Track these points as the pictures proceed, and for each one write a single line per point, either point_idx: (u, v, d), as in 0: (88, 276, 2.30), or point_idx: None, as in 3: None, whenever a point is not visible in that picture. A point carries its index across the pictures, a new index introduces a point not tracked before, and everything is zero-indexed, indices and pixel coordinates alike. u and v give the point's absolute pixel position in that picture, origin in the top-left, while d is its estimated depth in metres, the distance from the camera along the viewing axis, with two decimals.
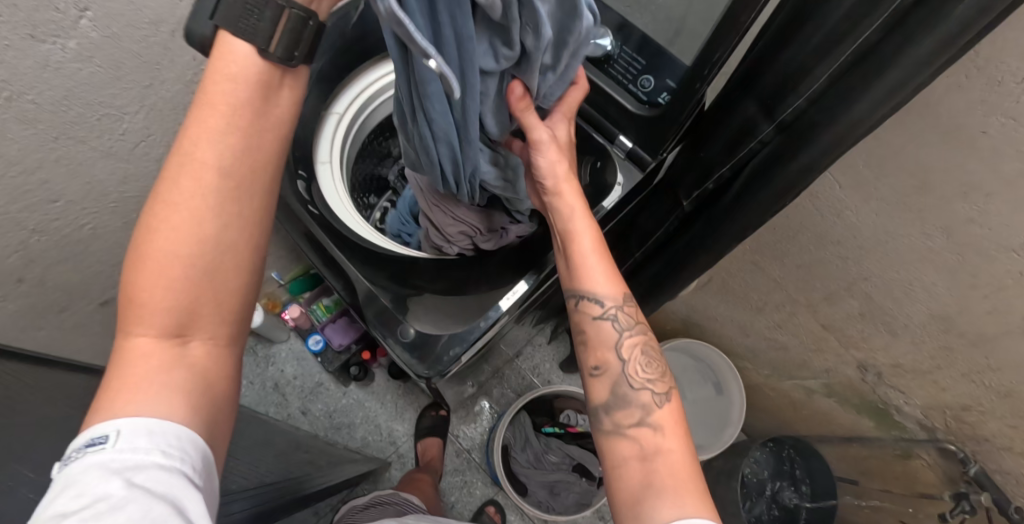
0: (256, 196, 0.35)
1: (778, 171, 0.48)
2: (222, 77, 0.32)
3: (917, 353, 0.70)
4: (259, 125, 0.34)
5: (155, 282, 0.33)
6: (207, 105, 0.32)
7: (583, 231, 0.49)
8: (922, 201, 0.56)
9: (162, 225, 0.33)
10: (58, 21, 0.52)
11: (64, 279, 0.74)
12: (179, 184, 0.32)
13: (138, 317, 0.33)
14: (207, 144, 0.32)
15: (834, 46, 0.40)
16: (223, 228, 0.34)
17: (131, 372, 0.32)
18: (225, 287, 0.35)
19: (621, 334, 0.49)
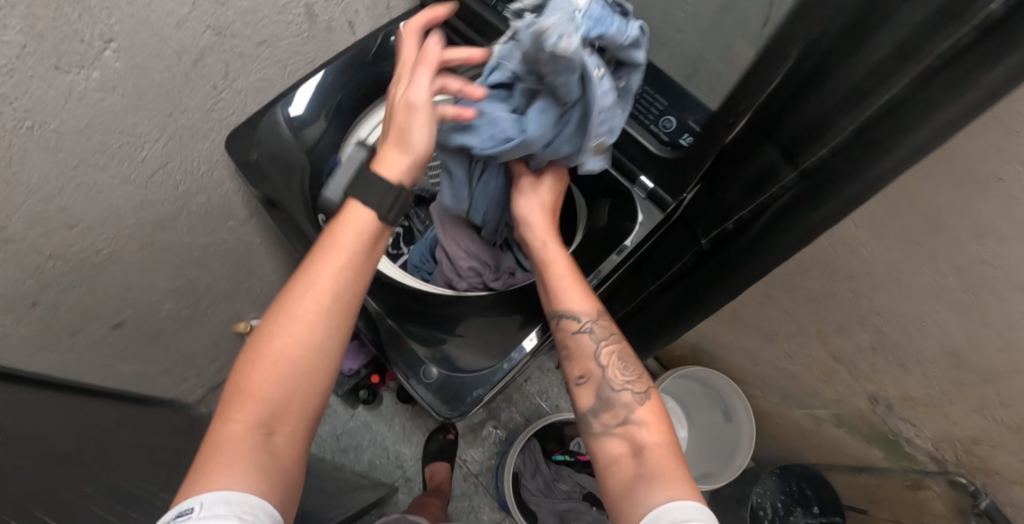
0: (349, 316, 0.46)
1: (797, 219, 0.50)
2: (346, 232, 0.46)
3: (928, 386, 0.71)
4: (363, 265, 0.47)
5: (262, 377, 0.41)
6: (331, 247, 0.46)
7: (557, 258, 0.56)
8: (936, 240, 0.57)
9: (283, 331, 0.43)
10: (83, 52, 0.53)
11: (78, 302, 0.73)
12: (299, 299, 0.44)
13: (240, 406, 0.40)
14: (329, 276, 0.45)
15: (863, 97, 0.41)
16: (324, 337, 0.44)
17: (226, 450, 0.38)
18: (311, 387, 0.43)
19: (599, 344, 0.53)
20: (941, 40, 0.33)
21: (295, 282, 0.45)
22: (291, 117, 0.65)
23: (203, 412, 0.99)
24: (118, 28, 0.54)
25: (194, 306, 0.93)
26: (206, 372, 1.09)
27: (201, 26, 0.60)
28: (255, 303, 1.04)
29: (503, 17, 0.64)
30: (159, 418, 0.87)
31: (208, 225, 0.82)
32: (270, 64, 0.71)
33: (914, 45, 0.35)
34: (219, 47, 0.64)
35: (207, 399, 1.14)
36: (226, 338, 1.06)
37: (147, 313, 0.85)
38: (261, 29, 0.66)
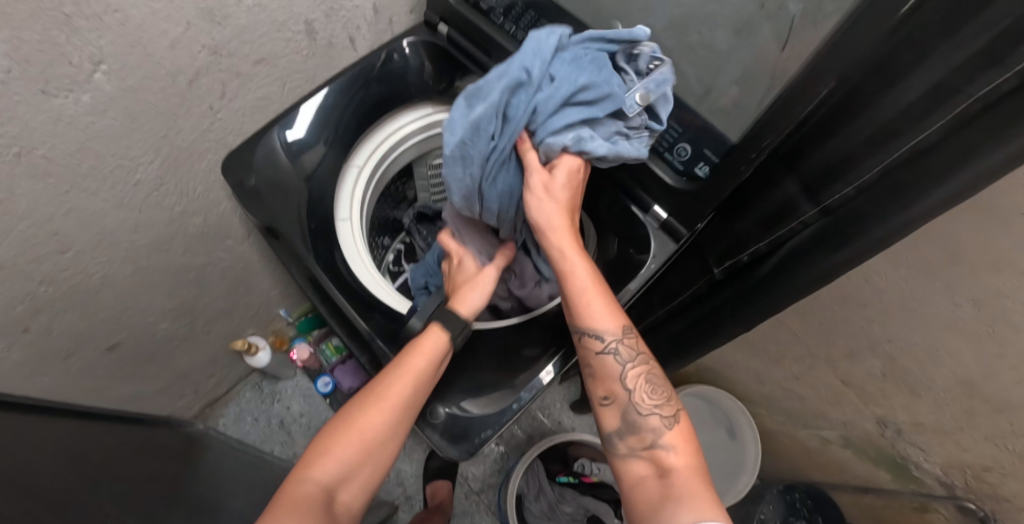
0: (416, 409, 0.54)
1: (818, 257, 0.48)
2: (429, 341, 0.54)
3: (939, 413, 0.70)
4: (435, 368, 0.54)
5: (339, 447, 0.50)
6: (416, 351, 0.54)
7: (578, 267, 0.50)
8: (953, 272, 0.56)
9: (365, 410, 0.51)
10: (72, 75, 0.50)
11: (71, 326, 0.71)
12: (382, 386, 0.52)
13: (319, 465, 0.49)
14: (409, 376, 0.53)
15: (891, 137, 0.41)
16: (392, 427, 0.52)
17: (296, 501, 0.46)
18: (370, 461, 0.51)
19: (625, 366, 0.49)
20: (983, 82, 0.33)
21: (383, 372, 0.53)
22: (288, 141, 0.63)
23: (201, 430, 0.98)
24: (109, 50, 0.52)
25: (191, 325, 0.91)
26: (204, 388, 1.07)
27: (197, 46, 0.58)
28: (254, 319, 1.03)
29: (510, 36, 0.63)
30: (157, 438, 0.86)
31: (205, 245, 0.80)
32: (269, 82, 0.69)
33: (953, 85, 0.35)
34: (215, 66, 0.62)
35: (204, 414, 1.12)
36: (224, 354, 1.04)
37: (143, 334, 0.83)
38: (259, 48, 0.64)
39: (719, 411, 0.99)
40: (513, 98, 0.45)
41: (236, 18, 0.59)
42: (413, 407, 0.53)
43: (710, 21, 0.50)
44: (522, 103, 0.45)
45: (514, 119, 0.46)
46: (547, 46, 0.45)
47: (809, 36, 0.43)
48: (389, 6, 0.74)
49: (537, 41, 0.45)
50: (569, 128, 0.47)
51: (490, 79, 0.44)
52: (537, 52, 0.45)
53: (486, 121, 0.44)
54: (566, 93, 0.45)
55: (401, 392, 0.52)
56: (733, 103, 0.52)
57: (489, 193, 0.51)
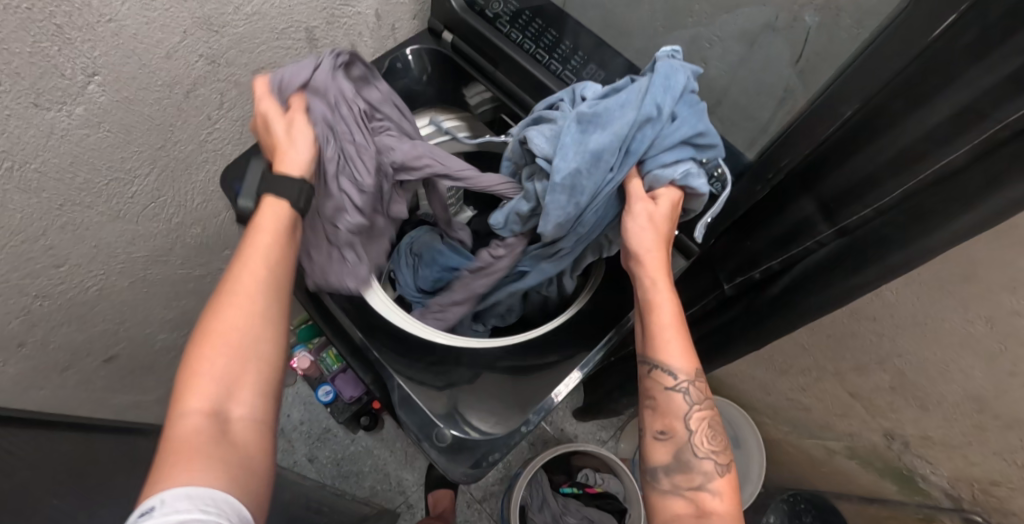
0: (284, 293, 0.43)
1: (837, 278, 0.48)
2: (268, 216, 0.43)
3: (948, 427, 0.68)
4: (289, 237, 0.44)
5: (207, 364, 0.38)
6: (259, 229, 0.43)
7: (666, 301, 0.48)
8: (965, 290, 0.55)
9: (222, 312, 0.40)
10: (64, 87, 0.49)
11: (68, 339, 0.70)
12: (232, 282, 0.41)
13: (189, 395, 0.37)
14: (261, 258, 0.42)
15: (912, 162, 0.40)
16: (266, 317, 0.41)
17: (182, 446, 0.35)
18: (260, 371, 0.41)
19: (690, 407, 0.48)
20: (1011, 108, 0.32)
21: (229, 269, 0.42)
22: None
23: None
24: (102, 61, 0.50)
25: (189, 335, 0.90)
26: None
27: (194, 55, 0.56)
28: None
29: (517, 45, 0.61)
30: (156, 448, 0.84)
31: (205, 256, 0.79)
32: None
33: (979, 109, 0.34)
34: (213, 76, 0.60)
35: None
36: None
37: (140, 345, 0.82)
38: (259, 57, 0.63)
39: (723, 419, 0.99)
40: (639, 132, 0.44)
41: (234, 26, 0.58)
42: (281, 292, 0.43)
43: (722, 32, 0.48)
44: (645, 138, 0.44)
45: (634, 153, 0.45)
46: (679, 81, 0.43)
47: (825, 51, 0.42)
48: (393, 12, 0.72)
49: (667, 74, 0.43)
50: (677, 163, 0.46)
51: (614, 108, 0.43)
52: (670, 88, 0.43)
53: (607, 154, 0.43)
54: (684, 135, 0.44)
55: (259, 278, 0.42)
56: (746, 117, 0.51)
57: (584, 217, 0.49)
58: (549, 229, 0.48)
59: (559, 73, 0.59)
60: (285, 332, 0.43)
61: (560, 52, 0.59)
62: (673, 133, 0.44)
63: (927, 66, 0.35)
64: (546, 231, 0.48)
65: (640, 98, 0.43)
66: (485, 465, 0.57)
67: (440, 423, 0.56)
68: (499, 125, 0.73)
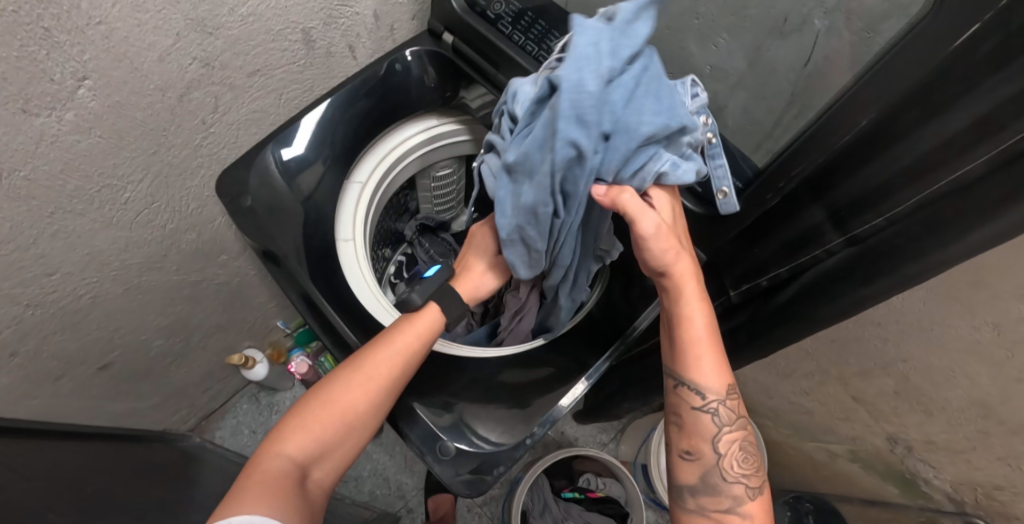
0: (399, 391, 0.51)
1: (846, 287, 0.47)
2: (418, 323, 0.51)
3: (951, 432, 0.68)
4: (424, 348, 0.51)
5: (314, 428, 0.47)
6: (406, 328, 0.51)
7: (698, 315, 0.49)
8: (973, 296, 0.54)
9: (348, 382, 0.49)
10: (53, 92, 0.47)
11: (62, 348, 0.69)
12: (364, 367, 0.49)
13: (292, 444, 0.47)
14: (393, 356, 0.50)
15: (926, 173, 0.39)
16: (373, 406, 0.50)
17: (271, 474, 0.44)
18: (347, 442, 0.49)
19: (720, 429, 0.50)
20: None
21: (364, 353, 0.50)
22: (285, 160, 0.61)
23: (198, 444, 0.96)
24: (93, 65, 0.48)
25: (186, 341, 0.89)
26: (200, 402, 1.05)
27: (187, 58, 0.55)
28: (250, 332, 1.00)
29: (519, 48, 0.59)
30: (153, 456, 0.83)
31: (201, 262, 0.78)
32: (264, 94, 0.66)
33: (996, 119, 0.33)
34: (208, 79, 0.58)
35: (200, 427, 1.10)
36: (220, 368, 1.02)
37: (135, 352, 0.81)
38: (254, 59, 0.61)
39: None
40: (571, 171, 0.40)
41: (229, 28, 0.56)
42: (396, 390, 0.51)
43: (730, 34, 0.47)
44: (581, 176, 0.40)
45: (576, 192, 0.41)
46: (593, 92, 0.35)
47: (837, 54, 0.41)
48: (391, 13, 0.70)
49: (575, 91, 0.35)
50: (643, 165, 0.41)
51: (532, 154, 0.39)
52: (578, 112, 0.36)
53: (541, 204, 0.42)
54: (626, 146, 0.38)
55: (387, 371, 0.50)
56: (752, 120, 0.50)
57: (560, 250, 0.49)
58: (522, 274, 0.50)
59: None
60: (380, 419, 0.51)
61: None
62: (615, 150, 0.39)
63: (947, 74, 0.34)
64: (522, 274, 0.51)
65: (553, 136, 0.37)
66: (492, 479, 0.54)
67: (444, 436, 0.54)
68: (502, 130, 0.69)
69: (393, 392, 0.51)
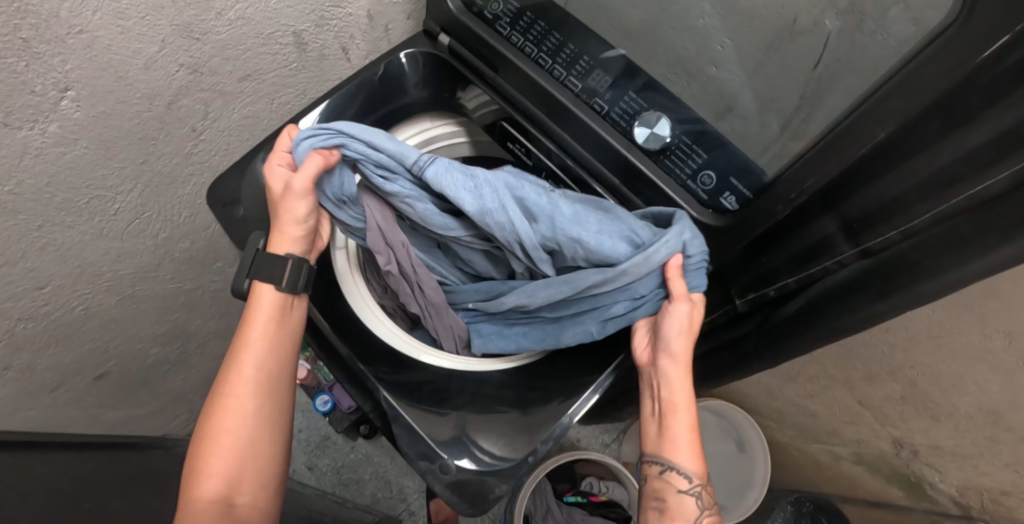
0: (276, 386, 0.51)
1: (860, 301, 0.46)
2: (261, 314, 0.50)
3: (960, 438, 0.67)
4: (282, 335, 0.51)
5: (215, 458, 0.48)
6: (248, 328, 0.50)
7: (684, 409, 0.52)
8: (983, 304, 0.53)
9: (220, 410, 0.49)
10: (36, 104, 0.45)
11: (56, 360, 0.67)
12: (228, 388, 0.49)
13: (201, 483, 0.47)
14: (253, 356, 0.49)
15: (951, 185, 0.38)
16: (261, 409, 0.50)
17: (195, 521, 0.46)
18: (262, 456, 0.50)
19: (700, 514, 0.52)
20: None
21: (225, 370, 0.49)
22: None
23: None
24: (75, 75, 0.46)
25: (182, 348, 0.89)
26: (199, 406, 1.05)
27: (174, 65, 0.53)
28: None
29: (519, 50, 0.57)
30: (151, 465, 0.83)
31: (196, 269, 0.78)
32: (256, 99, 0.64)
33: None
34: (196, 85, 0.57)
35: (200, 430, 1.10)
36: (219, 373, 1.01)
37: (132, 360, 0.80)
38: (244, 63, 0.59)
39: (729, 423, 1.03)
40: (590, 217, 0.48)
41: (216, 33, 0.54)
42: (271, 388, 0.51)
43: (736, 35, 0.44)
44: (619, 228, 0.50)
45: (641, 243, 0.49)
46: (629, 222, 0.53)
47: (847, 58, 0.38)
48: (386, 13, 0.68)
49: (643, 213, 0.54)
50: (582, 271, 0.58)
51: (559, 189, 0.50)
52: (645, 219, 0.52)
53: (490, 201, 0.46)
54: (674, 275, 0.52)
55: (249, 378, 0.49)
56: (759, 124, 0.48)
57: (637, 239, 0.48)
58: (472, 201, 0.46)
59: (563, 79, 0.56)
60: (278, 415, 0.52)
61: (565, 56, 0.56)
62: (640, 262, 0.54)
63: (971, 84, 0.32)
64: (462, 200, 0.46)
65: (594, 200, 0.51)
66: (492, 498, 0.53)
67: (443, 455, 0.52)
68: (498, 132, 0.66)
69: (270, 391, 0.51)
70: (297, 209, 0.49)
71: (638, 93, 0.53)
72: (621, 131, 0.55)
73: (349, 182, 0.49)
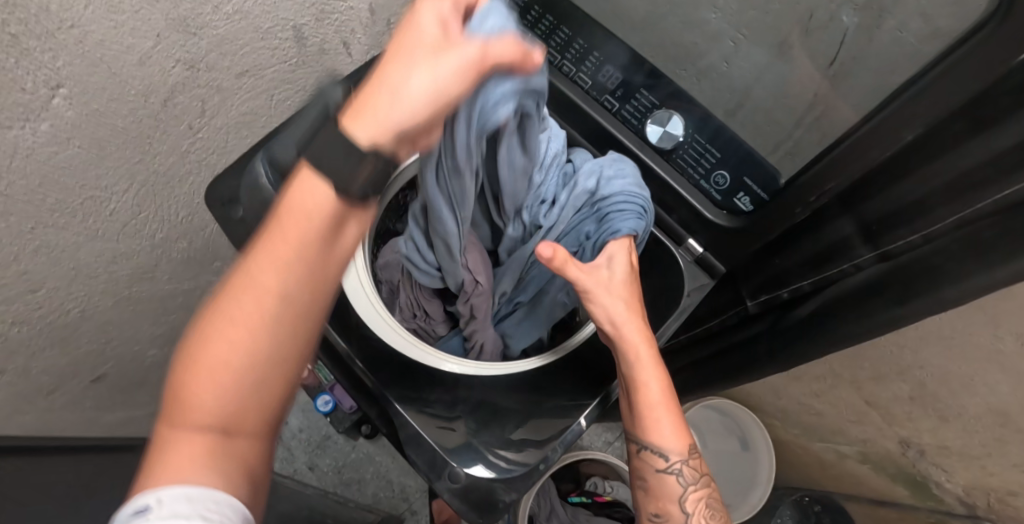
0: (310, 317, 0.34)
1: (875, 307, 0.44)
2: (300, 210, 0.30)
3: (968, 438, 0.67)
4: (323, 254, 0.32)
5: (204, 392, 0.31)
6: (284, 226, 0.31)
7: (652, 383, 0.49)
8: (997, 305, 0.52)
9: (226, 331, 0.31)
10: (27, 102, 0.43)
11: (51, 364, 0.65)
12: (235, 304, 0.31)
13: (186, 415, 0.31)
14: (277, 272, 0.31)
15: (970, 189, 0.35)
16: (274, 347, 0.32)
17: (174, 463, 0.30)
18: (257, 401, 0.33)
19: (686, 489, 0.51)
20: None
21: (237, 276, 0.32)
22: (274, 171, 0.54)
23: None
24: (68, 72, 0.44)
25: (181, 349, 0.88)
26: None
27: (170, 61, 0.51)
28: None
29: None
30: None
31: (194, 270, 0.78)
32: (254, 96, 0.63)
33: None
34: (192, 82, 0.55)
35: None
36: None
37: (129, 362, 0.78)
38: (242, 59, 0.58)
39: (732, 422, 1.03)
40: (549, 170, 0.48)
41: (214, 27, 0.53)
42: (299, 318, 0.33)
43: (749, 29, 0.43)
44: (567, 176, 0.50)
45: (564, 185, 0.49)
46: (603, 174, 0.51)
47: (865, 54, 0.37)
48: (387, 7, 0.68)
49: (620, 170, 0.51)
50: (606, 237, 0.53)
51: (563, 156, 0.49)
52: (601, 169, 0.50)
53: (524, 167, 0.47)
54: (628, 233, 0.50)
55: (271, 298, 0.31)
56: (771, 121, 0.47)
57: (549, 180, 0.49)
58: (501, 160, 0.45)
59: (573, 75, 0.54)
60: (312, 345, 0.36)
61: (573, 52, 0.54)
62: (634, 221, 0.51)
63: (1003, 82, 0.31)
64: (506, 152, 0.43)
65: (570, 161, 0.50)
66: (502, 505, 0.53)
67: (451, 461, 0.52)
68: None
69: (297, 321, 0.33)
70: (458, 95, 0.28)
71: (648, 90, 0.52)
72: (632, 129, 0.54)
73: (509, 99, 0.33)
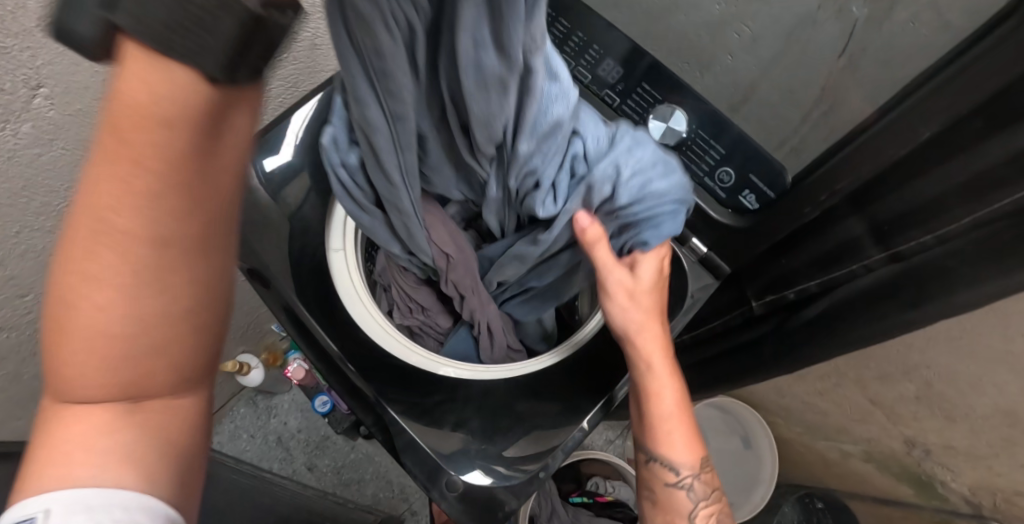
0: (196, 254, 0.23)
1: (890, 311, 0.44)
2: (132, 105, 0.17)
3: (975, 438, 0.66)
4: (169, 170, 0.19)
5: (82, 360, 0.24)
6: (110, 133, 0.18)
7: (667, 394, 0.50)
8: (1010, 306, 0.51)
9: (84, 281, 0.22)
10: (6, 103, 0.41)
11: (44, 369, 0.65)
12: (87, 253, 0.21)
13: (73, 385, 0.25)
14: (122, 209, 0.19)
15: (987, 190, 0.34)
16: (167, 304, 0.23)
17: (68, 443, 0.26)
18: (177, 357, 0.26)
19: (696, 503, 0.52)
20: None
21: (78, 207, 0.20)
22: (266, 172, 0.53)
23: None
24: (48, 71, 0.42)
25: None
26: None
27: None
28: (244, 337, 0.95)
29: None
30: None
31: None
32: None
33: None
34: None
35: None
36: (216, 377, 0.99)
37: None
38: None
39: (735, 420, 1.02)
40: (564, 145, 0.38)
41: None
42: (196, 255, 0.23)
43: (754, 22, 0.41)
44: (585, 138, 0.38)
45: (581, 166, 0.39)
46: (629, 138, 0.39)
47: (878, 46, 0.36)
48: None
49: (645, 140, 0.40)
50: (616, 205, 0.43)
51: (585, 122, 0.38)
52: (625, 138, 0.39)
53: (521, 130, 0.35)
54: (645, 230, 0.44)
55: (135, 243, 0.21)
56: (778, 117, 0.45)
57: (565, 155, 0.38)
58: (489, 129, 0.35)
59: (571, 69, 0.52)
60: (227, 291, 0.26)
61: (573, 44, 0.51)
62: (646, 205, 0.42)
63: None
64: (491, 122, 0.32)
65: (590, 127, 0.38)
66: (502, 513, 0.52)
67: (448, 469, 0.51)
68: None
69: (196, 257, 0.23)
70: None
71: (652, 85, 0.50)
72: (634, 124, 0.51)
73: None
